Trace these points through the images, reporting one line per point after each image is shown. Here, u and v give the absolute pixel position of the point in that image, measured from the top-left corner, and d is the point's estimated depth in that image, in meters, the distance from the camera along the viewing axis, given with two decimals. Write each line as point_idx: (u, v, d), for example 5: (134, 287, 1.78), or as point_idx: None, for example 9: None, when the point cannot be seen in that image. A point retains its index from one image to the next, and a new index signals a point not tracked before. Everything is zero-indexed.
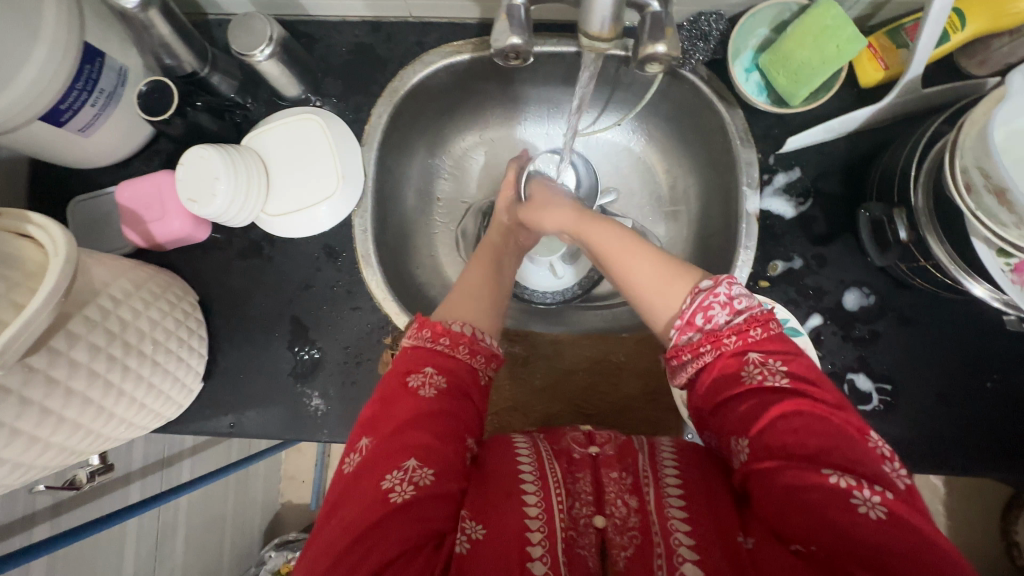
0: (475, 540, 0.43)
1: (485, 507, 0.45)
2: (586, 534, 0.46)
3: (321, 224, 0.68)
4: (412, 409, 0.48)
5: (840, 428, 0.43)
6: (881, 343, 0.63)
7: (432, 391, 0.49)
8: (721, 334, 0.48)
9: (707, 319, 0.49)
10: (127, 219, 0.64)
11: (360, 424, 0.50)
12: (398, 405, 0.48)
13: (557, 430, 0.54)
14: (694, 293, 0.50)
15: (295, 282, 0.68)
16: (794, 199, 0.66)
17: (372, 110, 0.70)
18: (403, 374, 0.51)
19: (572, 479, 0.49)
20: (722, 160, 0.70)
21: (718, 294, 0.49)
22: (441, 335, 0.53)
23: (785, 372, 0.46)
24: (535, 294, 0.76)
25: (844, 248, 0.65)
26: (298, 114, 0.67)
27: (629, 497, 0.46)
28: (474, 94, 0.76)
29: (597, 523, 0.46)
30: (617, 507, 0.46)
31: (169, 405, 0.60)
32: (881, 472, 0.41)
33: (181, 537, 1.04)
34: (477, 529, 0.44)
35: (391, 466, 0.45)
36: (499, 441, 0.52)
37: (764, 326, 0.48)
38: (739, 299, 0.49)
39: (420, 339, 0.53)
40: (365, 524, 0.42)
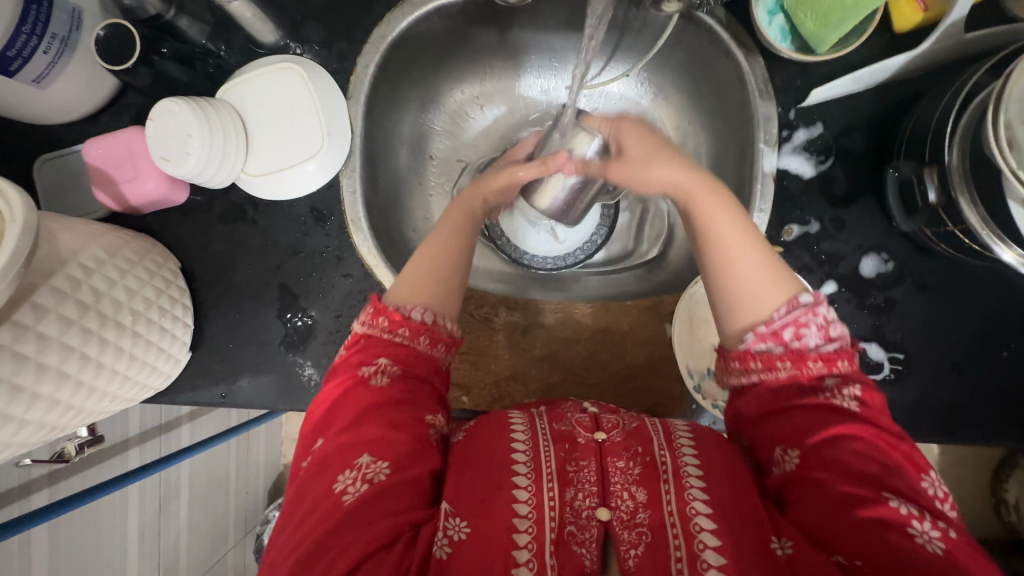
0: (458, 541, 0.41)
1: (460, 502, 0.43)
2: (588, 528, 0.43)
3: (307, 185, 0.63)
4: (361, 400, 0.47)
5: (897, 459, 0.44)
6: (897, 311, 0.61)
7: (382, 381, 0.48)
8: (806, 356, 0.46)
9: (796, 336, 0.46)
10: (96, 180, 0.60)
11: (314, 423, 0.48)
12: (349, 398, 0.47)
13: (560, 411, 0.52)
14: (791, 305, 0.47)
15: (281, 247, 0.65)
16: (814, 157, 0.61)
17: (357, 59, 0.64)
18: (355, 364, 0.49)
19: (573, 466, 0.46)
20: (738, 114, 0.64)
21: (817, 314, 0.46)
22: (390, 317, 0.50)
23: (856, 397, 0.46)
24: (535, 259, 0.73)
25: (864, 211, 0.61)
26: (276, 63, 0.61)
27: (636, 489, 0.44)
28: (469, 40, 0.70)
29: (601, 516, 0.44)
30: (623, 500, 0.44)
31: (155, 377, 0.58)
32: (940, 508, 0.41)
33: (184, 499, 1.05)
34: (460, 528, 0.42)
35: (345, 465, 0.44)
36: (491, 420, 0.50)
37: (849, 357, 0.47)
38: (833, 326, 0.47)
39: (376, 327, 0.50)
40: (323, 528, 0.41)
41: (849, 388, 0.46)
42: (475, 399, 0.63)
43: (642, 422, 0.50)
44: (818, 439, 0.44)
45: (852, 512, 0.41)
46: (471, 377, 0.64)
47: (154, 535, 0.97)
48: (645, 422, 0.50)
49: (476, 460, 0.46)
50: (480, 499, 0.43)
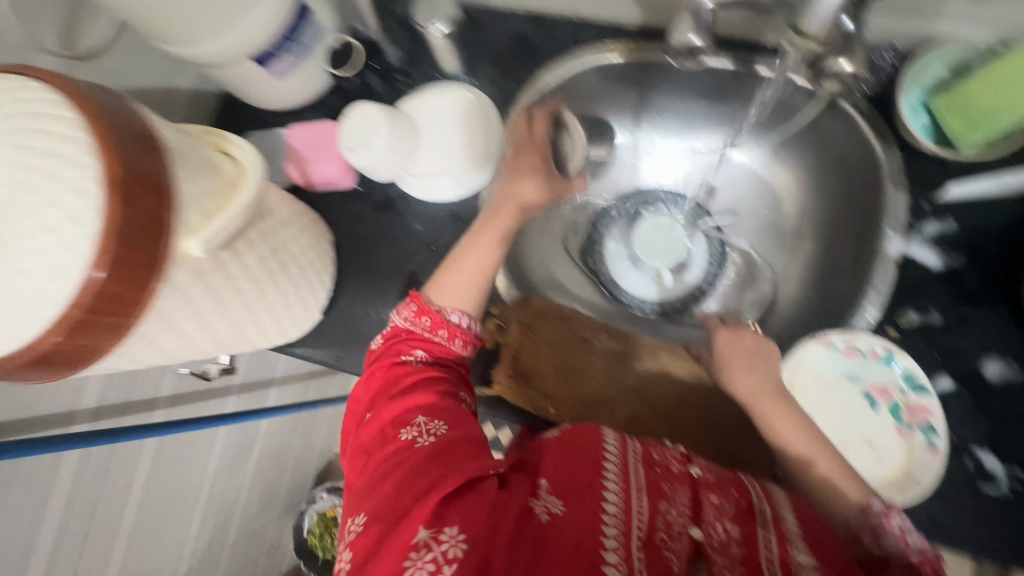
0: (554, 515, 0.43)
1: (558, 483, 0.46)
2: (680, 540, 0.44)
3: (454, 192, 0.72)
4: (408, 377, 0.54)
5: None
6: (1019, 422, 0.57)
7: (418, 361, 0.56)
8: (887, 562, 0.46)
9: (874, 540, 0.48)
10: (292, 157, 0.72)
11: (365, 401, 0.56)
12: (392, 375, 0.55)
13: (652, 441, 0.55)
14: (864, 510, 0.50)
15: (420, 240, 0.74)
16: (943, 250, 0.61)
17: (519, 96, 0.74)
18: (397, 352, 0.57)
19: (669, 485, 0.49)
20: (866, 198, 0.66)
21: (889, 522, 0.48)
22: (424, 315, 0.58)
23: None
24: (634, 299, 0.80)
25: (988, 316, 0.60)
26: (449, 87, 0.72)
27: (730, 524, 0.46)
28: (616, 95, 0.78)
29: (694, 534, 0.45)
30: (716, 530, 0.45)
31: (293, 323, 0.67)
32: None
33: (254, 457, 1.13)
34: (556, 505, 0.44)
35: (406, 424, 0.50)
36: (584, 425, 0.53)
37: (933, 566, 0.46)
38: (912, 535, 0.47)
39: (418, 322, 0.58)
40: (402, 467, 0.47)
41: None
42: (563, 414, 0.65)
43: (741, 478, 0.52)
44: None
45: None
46: (563, 391, 0.66)
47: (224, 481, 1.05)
48: (739, 477, 0.52)
49: (573, 448, 0.50)
50: (573, 486, 0.46)
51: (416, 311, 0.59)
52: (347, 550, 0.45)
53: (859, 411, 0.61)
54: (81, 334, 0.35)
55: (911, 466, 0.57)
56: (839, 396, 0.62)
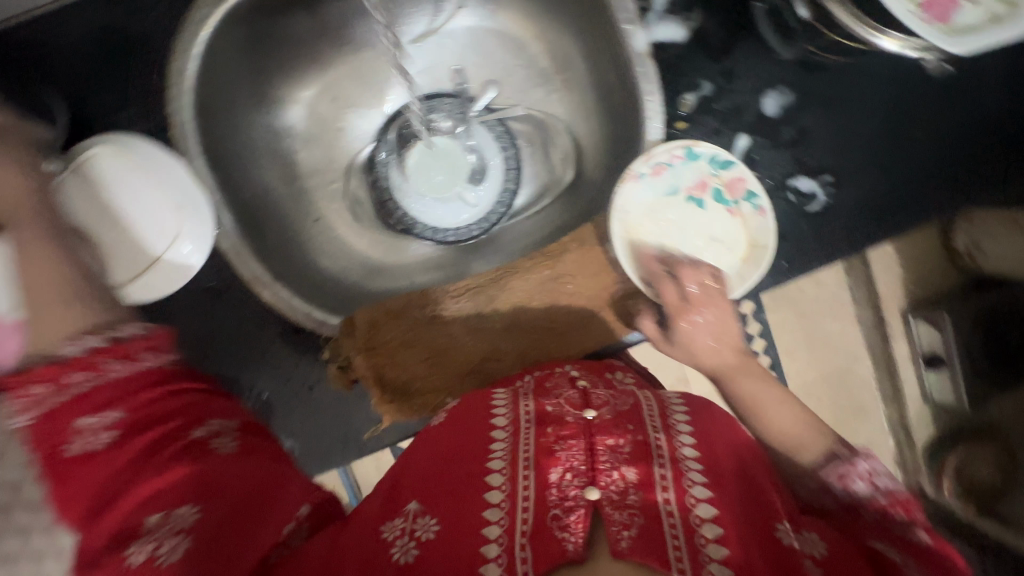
0: (425, 543, 0.36)
1: (433, 502, 0.39)
2: (574, 507, 0.36)
3: (182, 268, 0.55)
4: (110, 465, 0.32)
5: None
6: (811, 137, 0.60)
7: (102, 442, 0.32)
8: (859, 509, 0.40)
9: (842, 488, 0.41)
10: None
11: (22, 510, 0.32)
12: (72, 475, 0.31)
13: (549, 387, 0.49)
14: (830, 457, 0.43)
15: (197, 336, 0.59)
16: (680, 17, 0.58)
17: (172, 106, 0.57)
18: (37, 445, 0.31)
19: (560, 445, 0.41)
20: (589, 2, 0.60)
21: (859, 469, 0.41)
22: (116, 428, 0.33)
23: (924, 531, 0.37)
24: (460, 232, 0.70)
25: (746, 56, 0.58)
26: (86, 153, 0.54)
27: (626, 468, 0.38)
28: (286, 30, 0.62)
29: (589, 495, 0.36)
30: (612, 480, 0.38)
31: None
32: None
33: None
34: (428, 526, 0.37)
35: (120, 535, 0.31)
36: (472, 399, 0.49)
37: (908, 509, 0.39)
38: (881, 476, 0.41)
39: (85, 432, 0.32)
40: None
41: (914, 516, 0.38)
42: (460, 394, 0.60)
43: (637, 401, 0.46)
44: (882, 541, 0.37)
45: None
46: (445, 375, 0.61)
47: None
48: (636, 399, 0.46)
49: (457, 440, 0.44)
50: (448, 494, 0.39)
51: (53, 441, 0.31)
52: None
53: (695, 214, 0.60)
54: None
55: (753, 235, 0.58)
56: (672, 213, 0.60)
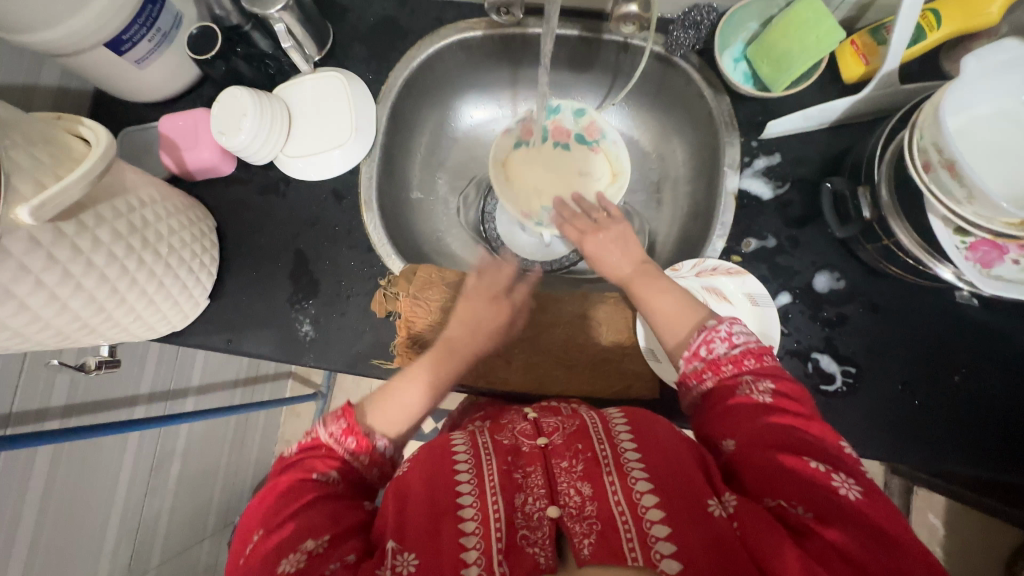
0: (414, 568, 0.45)
1: (416, 535, 0.47)
2: (540, 526, 0.47)
3: (336, 168, 0.74)
4: (316, 498, 0.52)
5: (812, 434, 0.49)
6: (848, 326, 0.65)
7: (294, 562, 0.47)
8: (720, 362, 0.54)
9: (709, 350, 0.55)
10: (163, 146, 0.72)
11: None
12: (298, 491, 0.52)
13: (504, 423, 0.58)
14: (701, 330, 0.57)
15: (302, 217, 0.75)
16: (772, 182, 0.69)
17: (389, 74, 0.77)
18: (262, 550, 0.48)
19: (522, 472, 0.51)
20: (710, 144, 0.73)
21: (718, 331, 0.55)
22: (352, 434, 0.55)
23: (770, 390, 0.51)
24: (525, 262, 0.84)
25: (817, 235, 0.67)
26: (323, 70, 0.74)
27: (582, 485, 0.49)
28: (487, 69, 0.83)
29: (551, 513, 0.48)
30: (571, 497, 0.49)
31: (174, 310, 0.67)
32: (851, 467, 0.47)
33: (174, 470, 1.10)
34: (409, 561, 0.46)
35: (287, 552, 0.48)
36: (432, 445, 0.55)
37: (757, 356, 0.54)
38: (737, 334, 0.55)
39: (338, 437, 0.55)
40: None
41: (762, 382, 0.52)
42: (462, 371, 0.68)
43: (582, 421, 0.55)
44: (761, 423, 0.49)
45: (787, 481, 0.46)
46: None
47: (142, 497, 1.02)
48: (584, 420, 0.55)
49: (428, 466, 0.52)
50: (425, 530, 0.47)
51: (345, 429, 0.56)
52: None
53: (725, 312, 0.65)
54: None
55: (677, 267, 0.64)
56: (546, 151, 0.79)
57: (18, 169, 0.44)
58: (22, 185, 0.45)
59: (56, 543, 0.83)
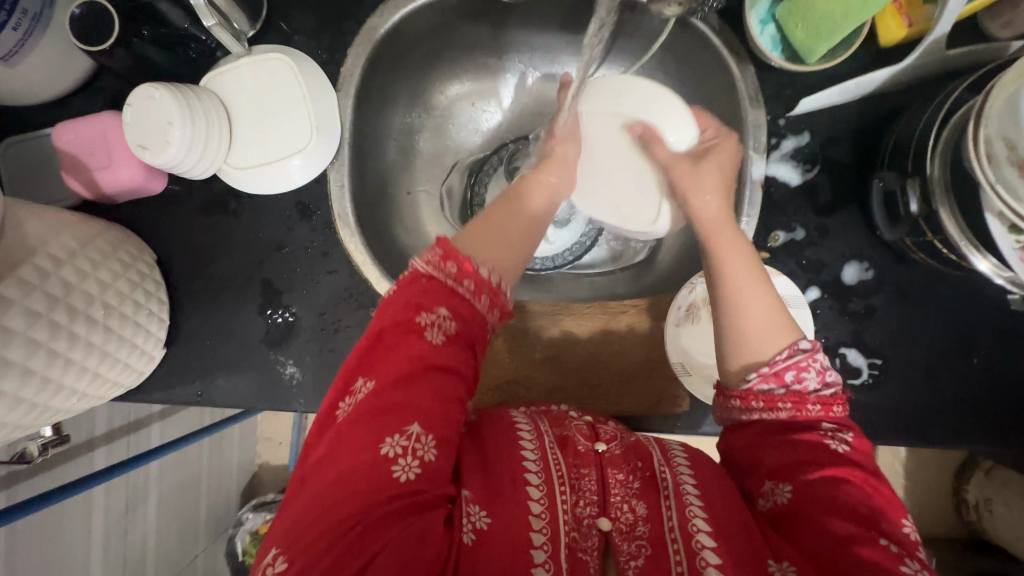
0: (480, 530, 0.42)
1: (489, 494, 0.44)
2: (590, 537, 0.44)
3: (295, 180, 0.61)
4: (421, 357, 0.44)
5: (880, 499, 0.44)
6: (876, 317, 0.62)
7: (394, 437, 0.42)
8: (806, 398, 0.48)
9: (797, 379, 0.48)
10: (67, 165, 0.56)
11: (317, 488, 0.41)
12: (403, 349, 0.45)
13: (560, 415, 0.52)
14: (792, 350, 0.49)
15: (265, 241, 0.62)
16: (801, 165, 0.62)
17: (348, 50, 0.62)
18: (365, 426, 0.42)
19: (577, 473, 0.46)
20: (729, 121, 0.65)
21: (815, 360, 0.48)
22: (451, 260, 0.47)
23: (848, 442, 0.47)
24: None
25: (846, 223, 0.62)
26: (264, 52, 0.59)
27: (636, 503, 0.45)
28: (465, 34, 0.69)
29: (602, 525, 0.44)
30: (623, 512, 0.45)
31: (126, 373, 0.55)
32: (918, 552, 0.43)
33: (153, 499, 1.01)
34: (482, 518, 0.43)
35: (390, 432, 0.42)
36: (498, 417, 0.50)
37: (843, 405, 0.49)
38: (828, 371, 0.49)
39: (444, 273, 0.47)
40: (355, 503, 0.40)
41: (842, 435, 0.47)
42: (479, 402, 0.62)
43: (639, 437, 0.50)
44: (814, 477, 0.45)
45: (844, 558, 0.41)
46: (473, 381, 0.62)
47: (121, 538, 0.93)
48: (642, 438, 0.50)
49: (494, 443, 0.47)
50: (504, 490, 0.44)
51: (442, 256, 0.48)
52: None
53: None
54: None
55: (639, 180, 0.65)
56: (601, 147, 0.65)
57: None
58: None
59: None
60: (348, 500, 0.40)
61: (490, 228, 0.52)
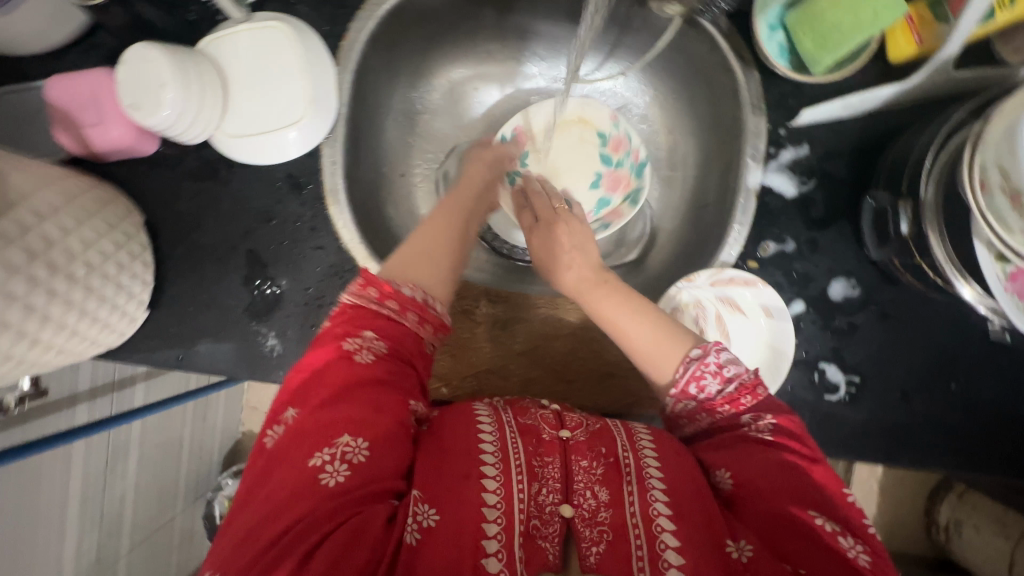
0: (425, 528, 0.41)
1: (436, 489, 0.43)
2: (551, 523, 0.43)
3: (289, 152, 0.60)
4: (348, 372, 0.46)
5: (815, 480, 0.45)
6: (858, 336, 0.62)
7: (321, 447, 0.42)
8: (714, 404, 0.49)
9: (700, 389, 0.49)
10: (57, 119, 0.56)
11: (251, 511, 0.42)
12: (330, 365, 0.46)
13: (525, 405, 0.52)
14: (686, 362, 0.49)
15: (253, 211, 0.62)
16: (797, 177, 0.62)
17: (350, 25, 0.62)
18: (296, 440, 0.43)
19: (539, 461, 0.46)
20: (730, 126, 0.65)
21: (707, 363, 0.49)
22: (371, 285, 0.50)
23: (771, 427, 0.47)
24: (515, 250, 0.74)
25: (838, 239, 0.62)
26: (262, 19, 0.59)
27: (599, 489, 0.44)
28: (471, 17, 0.68)
29: (563, 512, 0.44)
30: (585, 499, 0.44)
31: (105, 333, 0.55)
32: (862, 529, 0.43)
33: (133, 458, 1.02)
34: (429, 516, 0.42)
35: (322, 442, 0.42)
36: (456, 408, 0.51)
37: (753, 393, 0.49)
38: (729, 366, 0.49)
39: (367, 297, 0.50)
40: (291, 512, 0.40)
41: (763, 420, 0.48)
42: (455, 390, 0.62)
43: (605, 424, 0.50)
44: (754, 462, 0.45)
45: (786, 537, 0.42)
46: (451, 367, 0.62)
47: (98, 493, 0.94)
48: (608, 424, 0.50)
49: (445, 444, 0.46)
50: (447, 486, 0.43)
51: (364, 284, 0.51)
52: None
53: (738, 323, 0.62)
54: None
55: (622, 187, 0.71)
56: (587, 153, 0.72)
57: None
58: None
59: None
60: (279, 515, 0.40)
61: (423, 257, 0.54)
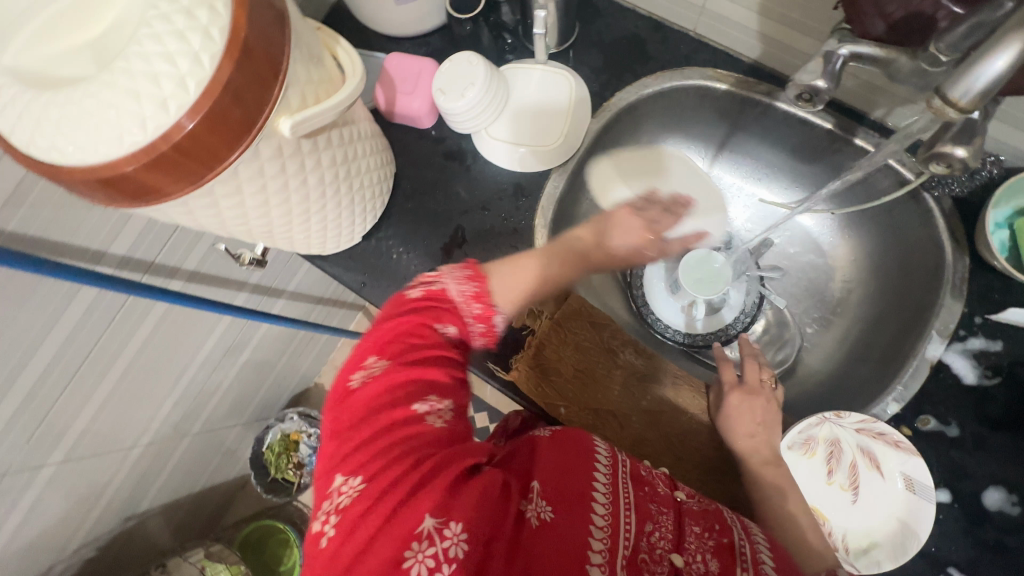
0: (546, 518, 0.43)
1: (556, 490, 0.45)
2: (659, 564, 0.44)
3: (525, 165, 0.72)
4: (436, 344, 0.51)
5: None
6: (1008, 560, 0.56)
7: (421, 401, 0.47)
8: None
9: None
10: (382, 81, 0.73)
11: (364, 449, 0.45)
12: (422, 336, 0.50)
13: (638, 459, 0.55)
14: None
15: (476, 199, 0.74)
16: (981, 368, 0.61)
17: (616, 93, 0.74)
18: (402, 394, 0.47)
19: (655, 508, 0.48)
20: (919, 297, 0.67)
21: None
22: (479, 295, 0.54)
23: None
24: (658, 322, 0.79)
25: (1011, 448, 0.59)
26: (556, 67, 0.73)
27: (710, 557, 0.45)
28: (707, 123, 0.78)
29: (674, 560, 0.45)
30: (696, 562, 0.45)
31: (334, 238, 0.68)
32: None
33: (243, 357, 1.14)
34: (548, 508, 0.44)
35: (421, 396, 0.47)
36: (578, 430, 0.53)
37: None
38: None
39: (459, 290, 0.54)
40: (406, 455, 0.44)
41: None
42: (572, 414, 0.64)
43: (723, 510, 0.52)
44: None
45: None
46: (579, 394, 0.65)
47: (209, 371, 1.06)
48: (723, 510, 0.51)
49: (567, 452, 0.49)
50: (570, 494, 0.45)
51: (461, 279, 0.55)
52: (332, 516, 0.43)
53: (872, 481, 0.61)
54: (155, 171, 0.40)
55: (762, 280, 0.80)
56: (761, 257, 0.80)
57: (293, 81, 0.45)
58: (291, 96, 0.46)
59: (134, 382, 0.88)
60: (400, 456, 0.44)
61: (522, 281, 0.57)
